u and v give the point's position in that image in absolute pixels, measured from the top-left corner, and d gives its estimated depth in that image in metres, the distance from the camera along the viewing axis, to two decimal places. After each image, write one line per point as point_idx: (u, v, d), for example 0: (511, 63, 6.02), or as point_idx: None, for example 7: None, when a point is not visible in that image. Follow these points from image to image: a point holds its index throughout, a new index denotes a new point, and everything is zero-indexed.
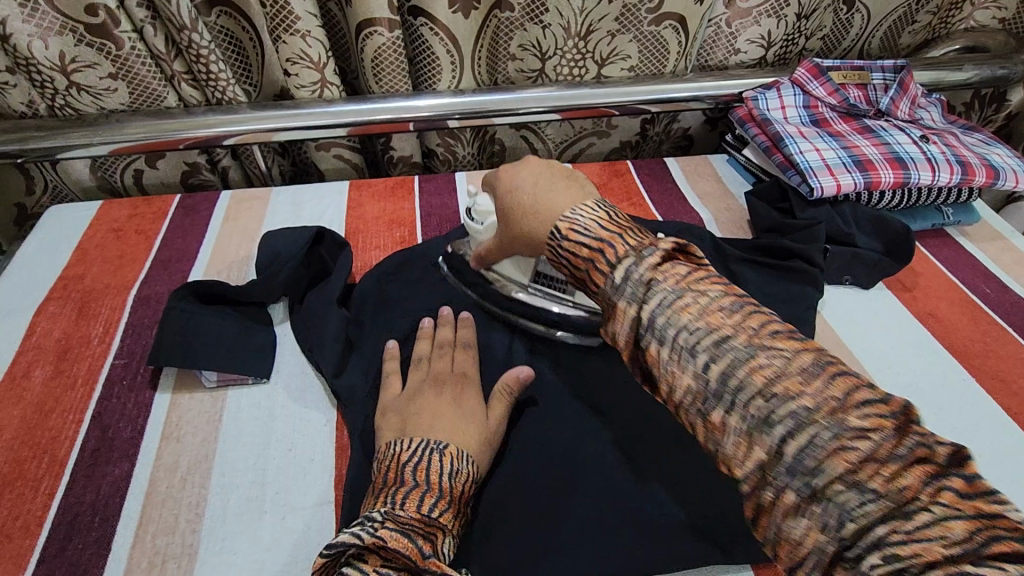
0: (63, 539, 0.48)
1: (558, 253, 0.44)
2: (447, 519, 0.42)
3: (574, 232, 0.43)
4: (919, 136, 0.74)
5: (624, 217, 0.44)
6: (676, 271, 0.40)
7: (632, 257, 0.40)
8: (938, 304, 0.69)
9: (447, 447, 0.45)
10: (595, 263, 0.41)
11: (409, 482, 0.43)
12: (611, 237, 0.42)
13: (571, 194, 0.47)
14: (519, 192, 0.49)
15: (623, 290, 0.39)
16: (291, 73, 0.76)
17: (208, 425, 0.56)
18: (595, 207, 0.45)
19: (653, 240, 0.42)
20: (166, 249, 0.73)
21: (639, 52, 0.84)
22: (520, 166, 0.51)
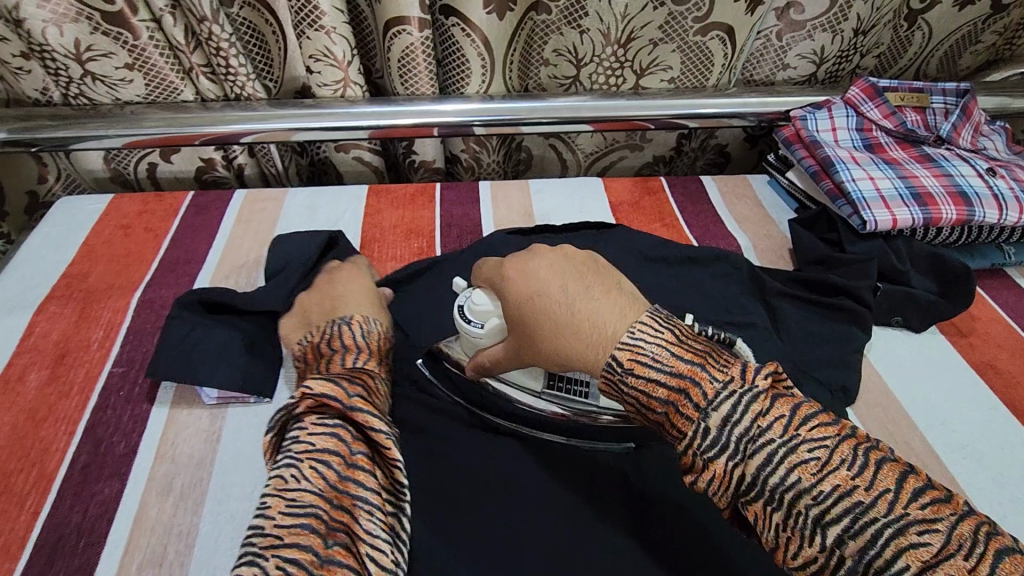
0: (44, 564, 0.45)
1: (623, 390, 0.40)
2: (369, 366, 0.49)
3: (640, 366, 0.39)
4: (984, 168, 0.68)
5: (688, 334, 0.40)
6: (780, 413, 0.35)
7: (725, 401, 0.36)
8: (997, 354, 0.63)
9: (353, 317, 0.52)
10: (679, 407, 0.37)
11: (331, 352, 0.50)
12: (691, 371, 0.37)
13: (616, 302, 0.42)
14: (549, 296, 0.43)
15: (718, 443, 0.35)
16: (314, 71, 0.73)
17: (205, 445, 0.53)
18: (655, 327, 0.40)
19: (738, 372, 0.37)
20: (174, 250, 0.70)
21: (682, 63, 0.79)
22: (534, 260, 0.46)
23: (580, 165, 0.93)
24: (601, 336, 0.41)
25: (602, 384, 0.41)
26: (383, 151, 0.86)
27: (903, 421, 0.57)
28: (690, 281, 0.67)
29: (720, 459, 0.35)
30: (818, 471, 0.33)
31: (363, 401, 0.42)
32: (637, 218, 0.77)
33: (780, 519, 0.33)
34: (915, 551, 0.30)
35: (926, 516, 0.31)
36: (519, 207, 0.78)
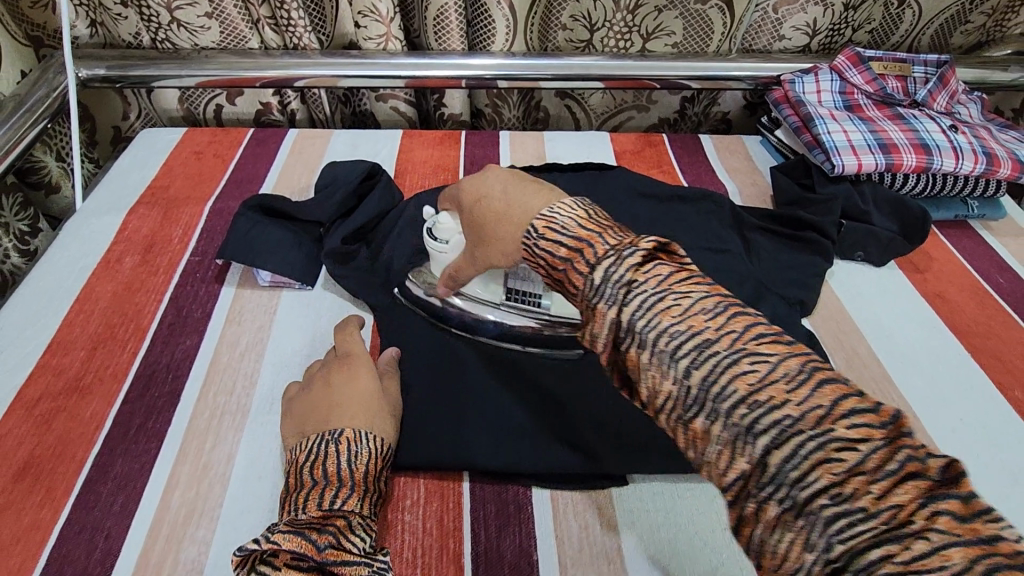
0: (143, 387, 0.57)
1: (535, 253, 0.42)
2: (354, 504, 0.45)
3: (552, 231, 0.41)
4: (948, 125, 0.76)
5: (603, 214, 0.42)
6: (657, 273, 0.36)
7: (611, 257, 0.37)
8: (948, 288, 0.72)
9: (342, 435, 0.48)
10: (574, 264, 0.39)
11: (313, 482, 0.46)
12: (590, 237, 0.39)
13: (542, 196, 0.45)
14: (491, 201, 0.47)
15: (601, 291, 0.37)
16: (361, 25, 0.85)
17: (264, 315, 0.65)
18: (574, 205, 0.42)
19: (634, 240, 0.38)
20: (239, 172, 0.82)
21: (684, 29, 0.88)
22: (489, 175, 0.49)
23: (592, 124, 1.03)
24: (524, 217, 0.44)
25: (522, 255, 0.44)
26: (416, 104, 0.98)
27: (852, 332, 0.67)
28: (677, 215, 0.77)
29: (632, 345, 0.36)
30: (844, 473, 0.29)
31: (335, 554, 0.42)
32: (637, 164, 0.88)
33: (705, 423, 0.33)
34: (831, 466, 0.29)
35: (852, 436, 0.29)
36: (533, 153, 0.89)
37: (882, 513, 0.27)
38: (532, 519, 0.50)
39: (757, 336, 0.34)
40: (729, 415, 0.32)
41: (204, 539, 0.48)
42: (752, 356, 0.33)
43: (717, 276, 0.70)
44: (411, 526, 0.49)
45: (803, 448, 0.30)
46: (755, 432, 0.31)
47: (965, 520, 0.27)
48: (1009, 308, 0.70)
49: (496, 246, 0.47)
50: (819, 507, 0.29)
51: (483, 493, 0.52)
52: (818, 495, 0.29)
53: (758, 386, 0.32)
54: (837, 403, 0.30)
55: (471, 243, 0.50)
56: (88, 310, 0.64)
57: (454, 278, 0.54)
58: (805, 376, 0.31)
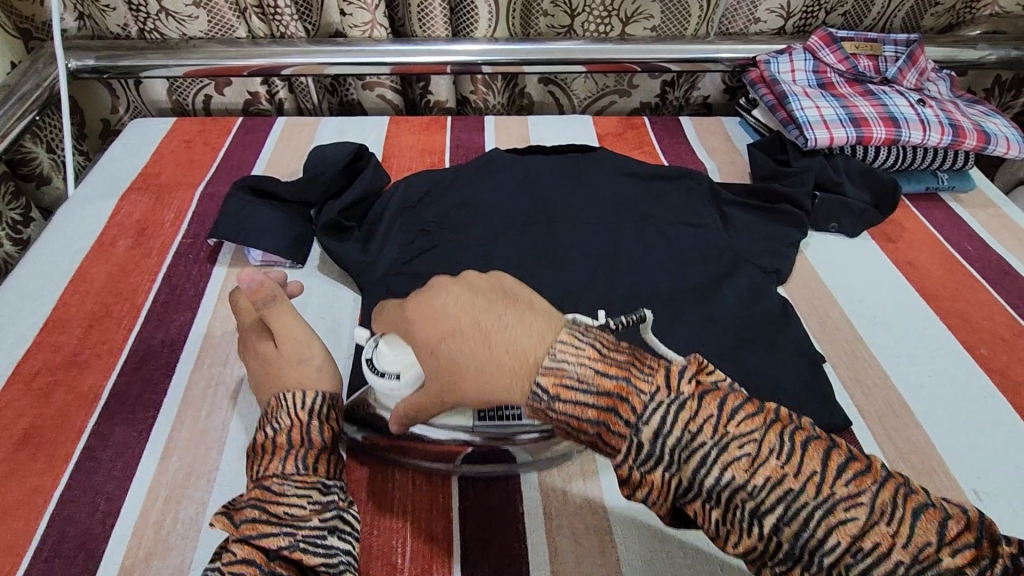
0: (138, 361, 0.59)
1: (554, 418, 0.37)
2: (275, 467, 0.42)
3: (567, 389, 0.36)
4: (916, 100, 0.79)
5: (610, 344, 0.38)
6: (657, 380, 0.35)
7: (655, 407, 0.34)
8: (918, 255, 0.75)
9: (267, 403, 0.46)
10: (609, 426, 0.36)
11: (252, 456, 0.44)
12: (619, 389, 0.35)
13: (527, 325, 0.38)
14: (465, 338, 0.38)
15: (653, 453, 0.34)
16: (347, 13, 0.86)
17: None
18: (580, 343, 0.37)
19: (662, 374, 0.35)
20: (228, 158, 0.84)
21: (662, 12, 0.91)
22: (438, 296, 0.40)
23: (576, 109, 1.06)
24: (520, 364, 0.37)
25: (530, 413, 0.38)
26: (402, 92, 1.00)
27: (826, 298, 0.70)
28: (657, 192, 0.79)
29: (657, 471, 0.34)
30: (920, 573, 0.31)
31: (252, 528, 0.38)
32: (619, 146, 0.90)
33: (719, 516, 0.34)
34: (845, 528, 0.32)
35: (851, 493, 0.33)
36: (518, 137, 0.91)
37: (903, 556, 0.32)
38: (517, 473, 0.52)
39: (734, 412, 0.34)
40: (739, 503, 0.33)
41: (201, 500, 0.49)
42: (741, 437, 0.34)
43: (696, 248, 0.72)
44: (401, 482, 0.51)
45: (896, 574, 0.32)
46: (764, 514, 0.33)
47: (959, 534, 0.32)
48: (977, 274, 0.73)
49: (476, 395, 0.38)
50: (845, 567, 0.32)
51: None
52: (841, 556, 0.32)
53: (756, 468, 0.33)
54: (876, 496, 0.33)
55: (438, 382, 0.40)
56: (83, 290, 0.65)
57: (408, 418, 0.43)
58: (789, 446, 0.34)
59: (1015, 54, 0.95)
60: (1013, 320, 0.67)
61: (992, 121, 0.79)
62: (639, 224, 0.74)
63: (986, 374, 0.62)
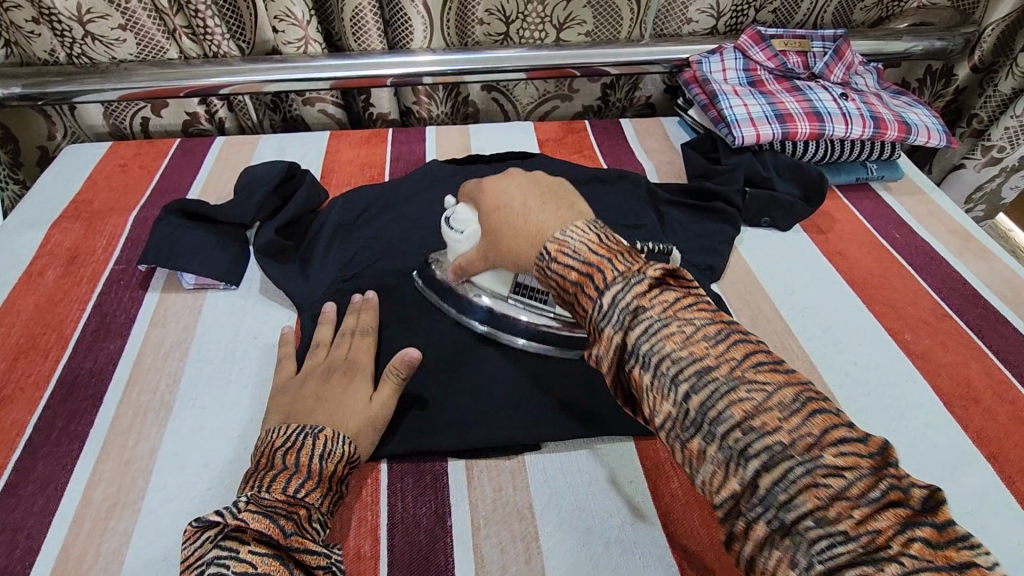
0: (64, 393, 0.58)
1: (547, 275, 0.45)
2: (316, 499, 0.46)
3: (563, 255, 0.44)
4: (840, 94, 0.81)
5: (614, 237, 0.44)
6: (662, 300, 0.40)
7: (620, 283, 0.40)
8: (848, 245, 0.77)
9: (321, 431, 0.49)
10: (584, 288, 0.42)
11: (282, 468, 0.47)
12: (601, 262, 0.42)
13: (559, 216, 0.47)
14: (511, 213, 0.50)
15: (610, 316, 0.40)
16: (279, 30, 0.86)
17: (189, 315, 0.66)
18: (586, 227, 0.45)
19: (642, 266, 0.42)
20: (164, 181, 0.83)
21: (594, 17, 0.92)
22: (506, 180, 0.53)
23: (520, 114, 1.07)
24: (540, 238, 0.47)
25: (536, 272, 0.47)
26: (345, 105, 1.00)
27: (758, 292, 0.71)
28: (594, 195, 0.80)
29: (609, 329, 0.40)
30: (828, 497, 0.32)
31: (298, 542, 0.43)
32: (560, 151, 0.91)
33: (649, 379, 0.39)
34: (816, 490, 0.33)
35: (837, 461, 0.33)
36: (459, 147, 0.92)
37: (847, 507, 0.32)
38: (448, 487, 0.52)
39: (755, 364, 0.38)
40: (726, 437, 0.36)
41: (125, 531, 0.49)
42: (705, 344, 0.38)
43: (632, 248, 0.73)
44: None
45: (792, 475, 0.33)
46: (749, 456, 0.34)
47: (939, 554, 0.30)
48: (904, 262, 0.75)
49: (514, 260, 0.51)
50: (798, 522, 0.33)
51: (401, 469, 0.54)
52: (803, 516, 0.33)
53: (755, 412, 0.35)
54: (827, 432, 0.34)
55: (488, 244, 0.54)
56: (9, 322, 0.64)
57: (463, 268, 0.57)
58: (798, 406, 0.35)
59: (937, 44, 0.98)
60: (936, 304, 0.69)
61: (914, 112, 0.82)
62: None
63: (909, 358, 0.64)
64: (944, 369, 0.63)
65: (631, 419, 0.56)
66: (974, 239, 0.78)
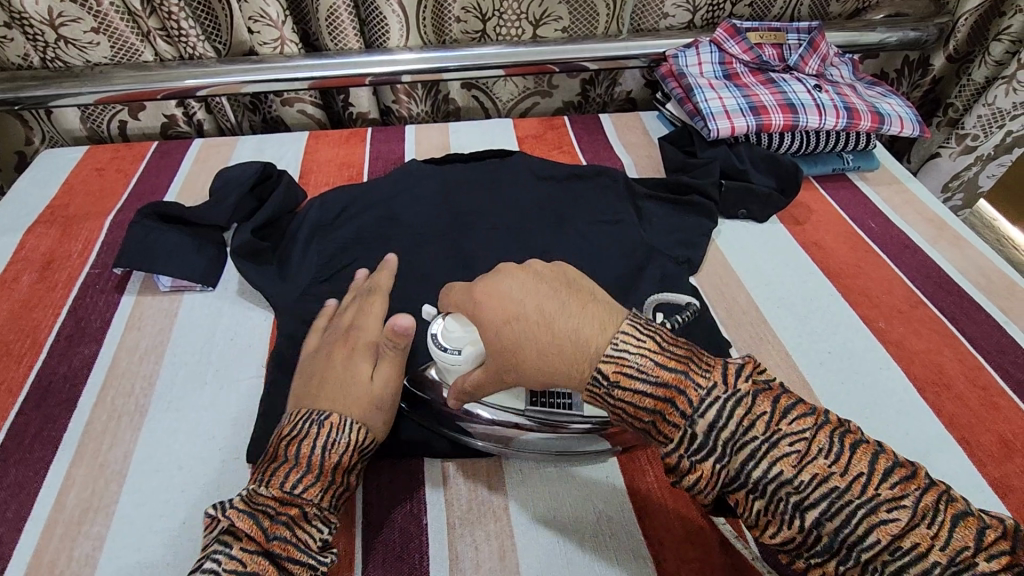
0: (38, 398, 0.58)
1: (606, 399, 0.43)
2: (314, 494, 0.45)
3: (626, 376, 0.41)
4: (814, 85, 0.82)
5: (670, 339, 0.43)
6: (732, 394, 0.40)
7: (707, 404, 0.39)
8: (824, 236, 0.77)
9: (326, 420, 0.48)
10: (665, 415, 0.41)
11: (284, 460, 0.46)
12: (675, 379, 0.41)
13: (586, 313, 0.43)
14: (524, 322, 0.44)
15: (706, 446, 0.39)
16: (254, 31, 0.86)
17: (165, 318, 0.66)
18: (640, 333, 0.43)
19: (721, 376, 0.41)
20: (141, 184, 0.83)
21: (571, 13, 0.92)
22: (504, 279, 0.46)
23: (501, 112, 1.07)
24: (580, 355, 0.42)
25: (584, 394, 0.44)
26: (324, 105, 1.00)
27: (734, 284, 0.71)
28: (572, 191, 0.80)
29: (707, 461, 0.39)
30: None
31: (281, 547, 0.43)
32: (539, 147, 0.92)
33: (762, 506, 0.38)
34: (886, 527, 0.35)
35: (894, 494, 0.36)
36: (438, 145, 0.92)
37: (940, 557, 0.34)
38: (424, 483, 0.53)
39: (872, 467, 0.37)
40: (823, 526, 0.37)
41: (99, 535, 0.49)
42: (792, 437, 0.38)
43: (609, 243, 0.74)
44: None
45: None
46: (836, 531, 0.36)
47: (990, 537, 0.35)
48: (879, 251, 0.75)
49: (535, 373, 0.44)
50: (882, 563, 0.35)
51: (377, 466, 0.54)
52: (878, 552, 0.35)
53: (903, 532, 0.35)
54: (961, 531, 0.35)
55: (497, 361, 0.45)
56: None
57: (467, 392, 0.48)
58: (916, 503, 0.36)
59: (913, 35, 0.98)
60: (910, 292, 0.70)
61: (888, 102, 0.82)
62: (553, 225, 0.76)
63: (883, 346, 0.65)
64: (917, 356, 0.64)
65: None
66: (949, 227, 0.79)
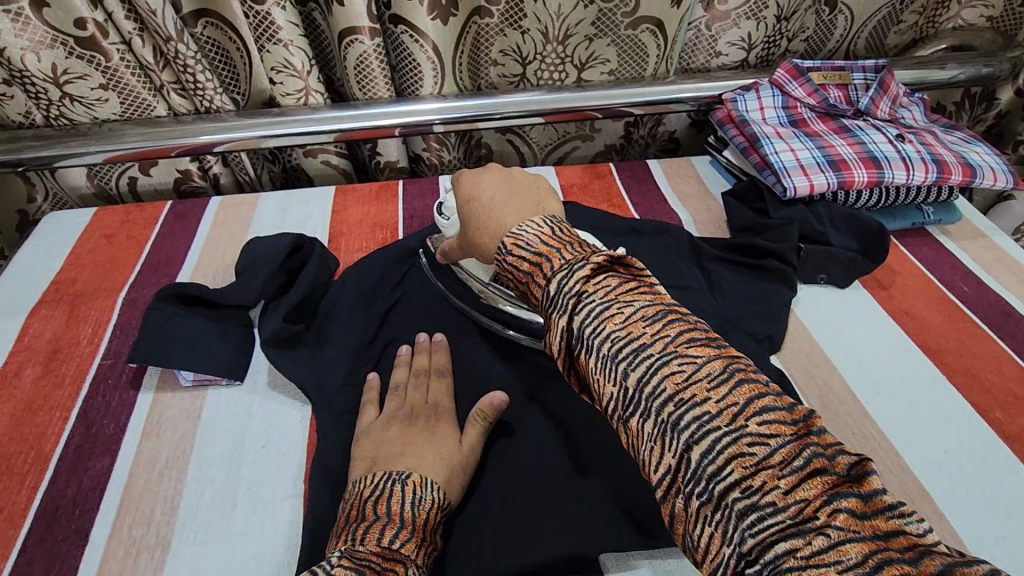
0: (44, 530, 0.50)
1: (505, 268, 0.45)
2: (412, 551, 0.42)
3: (518, 247, 0.44)
4: (895, 135, 0.74)
5: (569, 231, 0.45)
6: (605, 284, 0.39)
7: (566, 269, 0.40)
8: (914, 303, 0.69)
9: (408, 477, 0.46)
10: (536, 277, 0.42)
11: (375, 518, 0.43)
12: (550, 252, 0.42)
13: (523, 211, 0.50)
14: (478, 206, 0.52)
15: (557, 302, 0.39)
16: (276, 82, 0.79)
17: (187, 421, 0.58)
18: (542, 222, 0.45)
19: (589, 254, 0.41)
20: (155, 254, 0.75)
21: (618, 55, 0.85)
22: (483, 176, 0.55)
23: (537, 156, 1.00)
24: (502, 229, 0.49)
25: (496, 266, 0.47)
26: (349, 155, 0.93)
27: (823, 364, 0.63)
28: (632, 255, 0.73)
29: (555, 316, 0.39)
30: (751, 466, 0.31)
31: None
32: (586, 200, 0.84)
33: (593, 366, 0.37)
34: (707, 402, 0.33)
35: (689, 353, 0.35)
36: None
37: (713, 409, 0.32)
38: None
39: (687, 339, 0.36)
40: (660, 411, 0.34)
41: None
42: (625, 303, 0.37)
43: None
44: None
45: (720, 445, 0.32)
46: (617, 360, 0.36)
47: (776, 409, 0.32)
48: (979, 320, 0.68)
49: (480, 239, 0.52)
50: (710, 466, 0.32)
51: None
52: (666, 402, 0.34)
53: (685, 384, 0.34)
54: (752, 402, 0.33)
55: (461, 239, 0.55)
56: None
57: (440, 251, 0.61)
58: (727, 376, 0.34)
59: (983, 70, 0.91)
60: None
61: (974, 150, 0.75)
62: None
63: (1007, 443, 0.56)
64: None
65: None
66: None
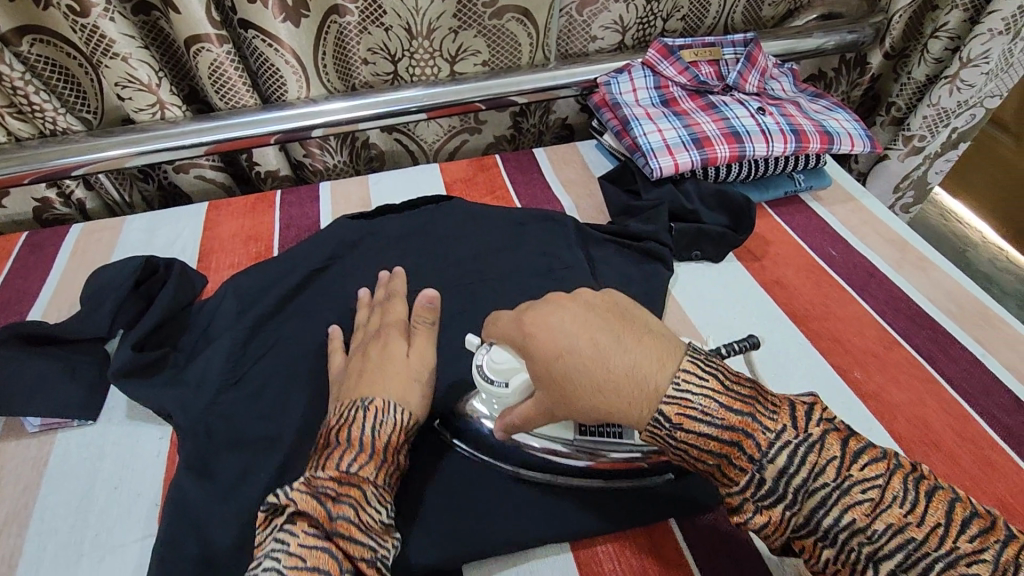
0: None
1: (667, 442, 0.39)
2: (371, 471, 0.45)
3: (690, 420, 0.38)
4: (756, 108, 0.76)
5: (732, 376, 0.39)
6: (829, 457, 0.36)
7: (780, 451, 0.36)
8: (784, 272, 0.71)
9: (371, 404, 0.48)
10: (732, 460, 0.37)
11: (336, 444, 0.46)
12: (743, 423, 0.37)
13: (645, 349, 0.39)
14: (571, 360, 0.39)
15: (778, 494, 0.36)
16: (124, 97, 0.74)
17: (32, 471, 0.54)
18: (701, 373, 0.39)
19: (788, 416, 0.37)
20: (6, 291, 0.71)
21: (489, 46, 0.83)
22: (555, 312, 0.42)
23: (428, 154, 0.98)
24: (644, 395, 0.38)
25: (645, 437, 0.40)
26: (226, 167, 0.89)
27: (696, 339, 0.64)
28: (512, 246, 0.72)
29: (780, 508, 0.36)
30: (800, 458, 0.36)
31: (346, 525, 0.41)
32: (469, 193, 0.83)
33: (830, 554, 0.36)
34: (795, 455, 0.36)
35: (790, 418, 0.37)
36: (358, 201, 0.82)
37: (831, 477, 0.36)
38: None
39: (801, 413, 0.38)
40: (789, 490, 0.36)
41: None
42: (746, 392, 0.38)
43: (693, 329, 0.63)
44: None
45: (792, 453, 0.36)
46: (767, 463, 0.36)
47: (867, 450, 0.37)
48: (844, 283, 0.70)
49: (594, 404, 0.39)
50: (802, 493, 0.36)
51: None
52: (789, 476, 0.36)
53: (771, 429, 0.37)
54: (845, 448, 0.36)
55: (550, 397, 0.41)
56: None
57: (514, 427, 0.45)
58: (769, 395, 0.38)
59: (849, 37, 0.94)
60: (881, 330, 0.65)
61: (834, 118, 0.77)
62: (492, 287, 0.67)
63: (862, 401, 0.58)
64: (899, 409, 0.57)
65: (567, 523, 0.49)
66: (911, 247, 0.74)
